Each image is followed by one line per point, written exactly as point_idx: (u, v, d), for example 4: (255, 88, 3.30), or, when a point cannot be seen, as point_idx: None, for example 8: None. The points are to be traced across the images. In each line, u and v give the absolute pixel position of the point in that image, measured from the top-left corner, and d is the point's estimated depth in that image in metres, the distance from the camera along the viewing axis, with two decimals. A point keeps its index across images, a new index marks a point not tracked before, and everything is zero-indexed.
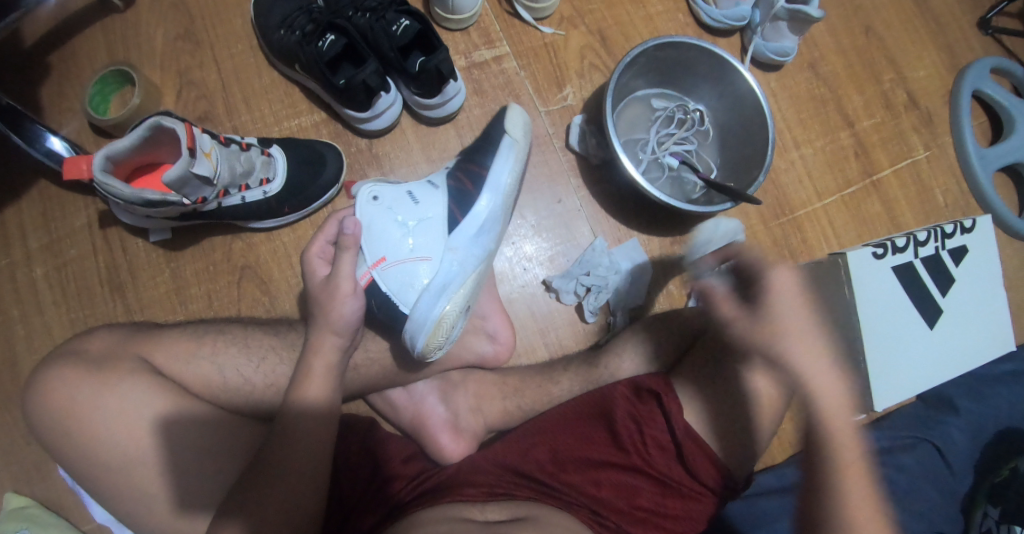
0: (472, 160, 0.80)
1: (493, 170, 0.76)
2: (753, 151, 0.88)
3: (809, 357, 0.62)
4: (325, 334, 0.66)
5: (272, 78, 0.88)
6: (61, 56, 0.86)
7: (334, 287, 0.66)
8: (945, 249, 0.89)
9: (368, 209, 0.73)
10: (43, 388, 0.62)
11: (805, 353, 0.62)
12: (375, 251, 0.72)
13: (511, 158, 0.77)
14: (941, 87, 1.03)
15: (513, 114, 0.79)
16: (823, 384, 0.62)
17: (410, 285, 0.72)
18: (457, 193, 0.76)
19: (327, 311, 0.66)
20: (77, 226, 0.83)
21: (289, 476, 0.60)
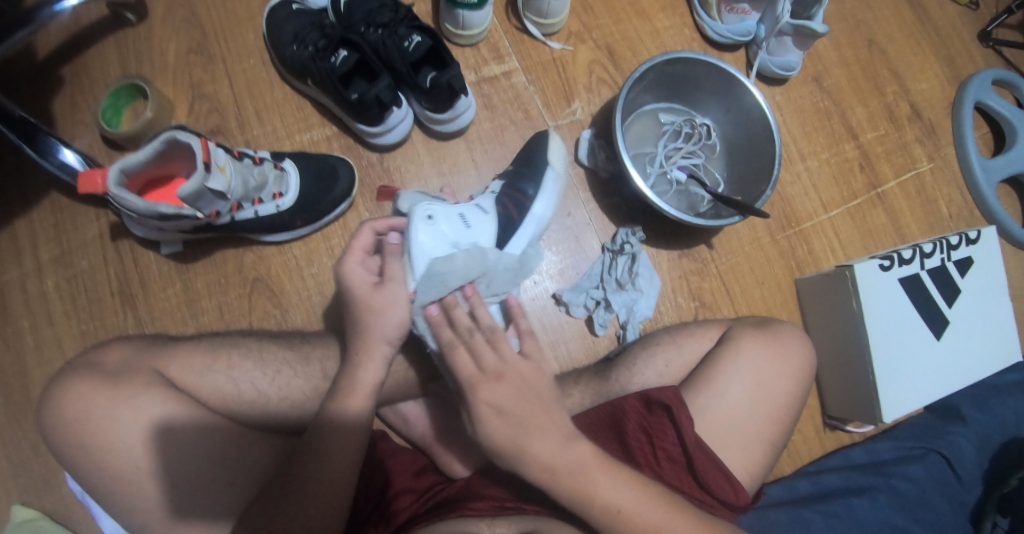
0: (517, 185, 0.83)
1: (538, 201, 0.83)
2: (761, 165, 0.89)
3: (560, 465, 0.59)
4: (377, 344, 0.64)
5: (284, 92, 0.89)
6: (74, 68, 0.87)
7: (389, 295, 0.64)
8: (951, 260, 0.89)
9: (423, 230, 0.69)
10: (57, 399, 0.62)
11: (550, 452, 0.59)
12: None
13: (554, 191, 0.85)
14: (944, 99, 1.05)
15: (553, 146, 0.87)
16: (549, 470, 0.59)
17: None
18: (505, 219, 0.80)
19: (378, 320, 0.64)
20: (88, 238, 0.83)
21: (311, 494, 0.60)
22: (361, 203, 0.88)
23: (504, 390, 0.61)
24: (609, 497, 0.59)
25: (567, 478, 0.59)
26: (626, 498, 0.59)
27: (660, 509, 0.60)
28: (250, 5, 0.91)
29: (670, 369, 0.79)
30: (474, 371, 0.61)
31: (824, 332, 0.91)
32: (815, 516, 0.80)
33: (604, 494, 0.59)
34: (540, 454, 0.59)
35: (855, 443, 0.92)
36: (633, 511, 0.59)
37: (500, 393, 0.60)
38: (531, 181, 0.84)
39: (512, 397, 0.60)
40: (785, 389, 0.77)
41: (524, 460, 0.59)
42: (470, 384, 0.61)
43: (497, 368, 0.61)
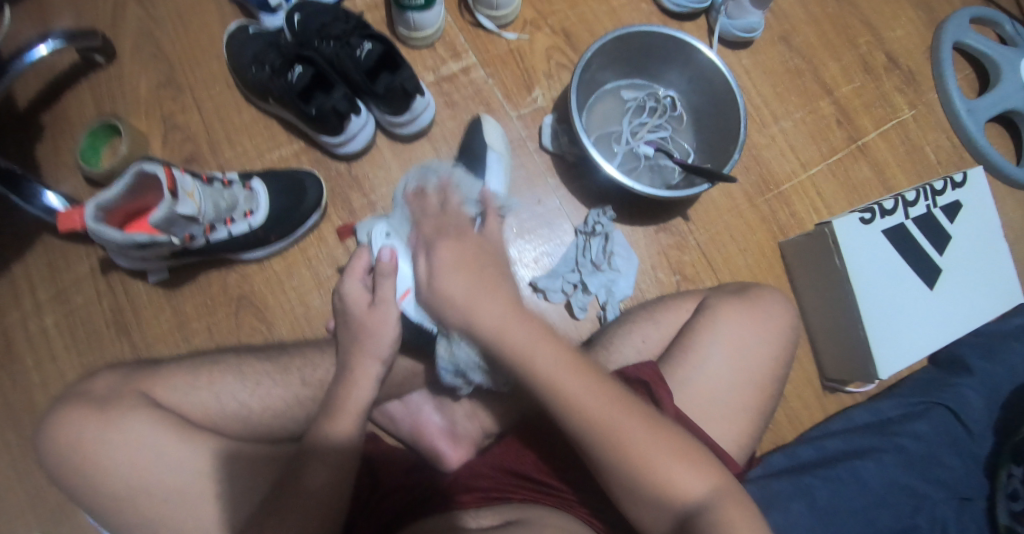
0: (465, 174, 0.85)
1: (485, 187, 0.85)
2: (728, 131, 0.88)
3: (541, 359, 0.59)
4: (366, 359, 0.68)
5: (251, 114, 0.92)
6: (56, 115, 0.91)
7: (382, 314, 0.70)
8: (937, 207, 0.86)
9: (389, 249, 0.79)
10: (53, 428, 0.65)
11: (528, 341, 0.60)
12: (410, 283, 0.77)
13: (498, 171, 0.87)
14: (921, 43, 1.01)
15: (489, 125, 0.90)
16: (528, 353, 0.60)
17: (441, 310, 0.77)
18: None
19: (373, 339, 0.68)
20: (80, 274, 0.87)
21: (311, 507, 0.59)
22: (334, 214, 0.90)
23: (469, 288, 0.63)
24: (579, 388, 0.58)
25: (552, 374, 0.59)
26: (590, 393, 0.58)
27: (615, 407, 0.58)
28: (212, 34, 0.94)
29: (648, 344, 0.79)
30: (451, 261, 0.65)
31: (813, 293, 0.89)
32: (816, 482, 0.78)
33: (572, 387, 0.58)
34: (526, 352, 0.60)
35: (856, 405, 0.89)
36: (600, 401, 0.58)
37: (471, 293, 0.63)
38: (475, 171, 0.86)
39: (475, 294, 0.62)
40: (766, 352, 0.75)
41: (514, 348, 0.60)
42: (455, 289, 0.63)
43: (470, 264, 0.64)
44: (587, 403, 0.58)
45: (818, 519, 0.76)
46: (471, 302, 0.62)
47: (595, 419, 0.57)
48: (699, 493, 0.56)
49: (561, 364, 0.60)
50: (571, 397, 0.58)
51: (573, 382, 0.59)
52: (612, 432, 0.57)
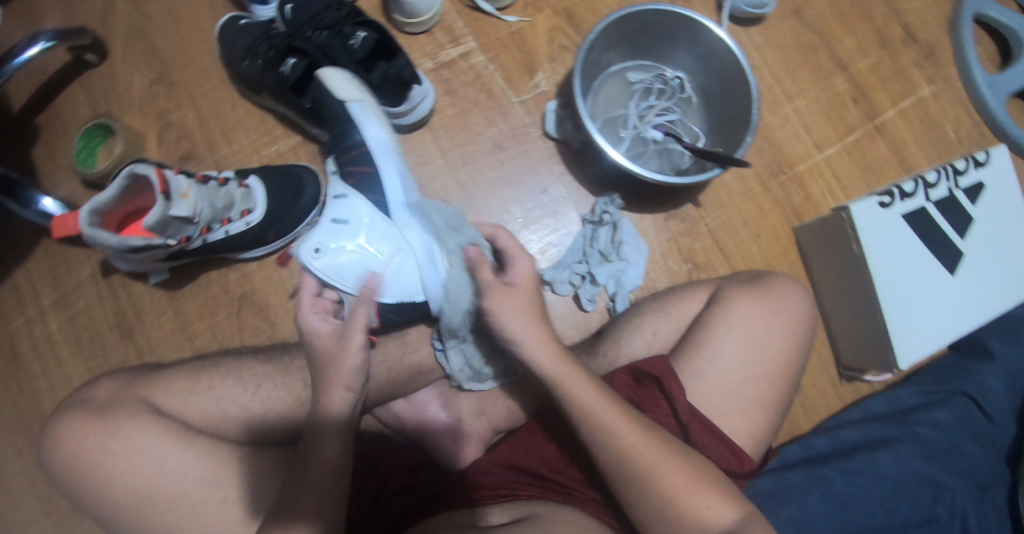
0: (347, 136, 0.76)
1: (371, 138, 0.74)
2: (739, 112, 0.84)
3: (635, 447, 0.58)
4: (336, 389, 0.61)
5: (246, 108, 0.89)
6: (49, 117, 0.89)
7: (346, 339, 0.61)
8: (959, 188, 0.83)
9: (325, 264, 0.70)
10: (56, 437, 0.65)
11: (617, 425, 0.59)
12: (354, 277, 0.70)
13: (376, 120, 0.75)
14: (939, 16, 0.97)
15: (329, 76, 0.76)
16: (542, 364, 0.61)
17: (407, 276, 0.72)
18: (362, 180, 0.74)
19: (335, 366, 0.61)
20: (80, 277, 0.85)
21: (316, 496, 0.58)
22: None
23: (523, 320, 0.62)
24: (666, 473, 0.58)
25: (642, 460, 0.58)
26: (604, 406, 0.60)
27: (708, 496, 0.58)
28: (204, 25, 0.90)
29: (659, 337, 0.76)
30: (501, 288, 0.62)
31: (830, 279, 0.86)
32: (833, 474, 0.77)
33: (582, 395, 0.60)
34: (615, 434, 0.59)
35: (874, 393, 0.87)
36: (689, 494, 0.57)
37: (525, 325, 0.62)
38: (349, 129, 0.76)
39: (526, 322, 0.62)
40: (781, 344, 0.72)
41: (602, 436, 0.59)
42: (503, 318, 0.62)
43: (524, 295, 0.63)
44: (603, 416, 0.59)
45: (836, 511, 0.74)
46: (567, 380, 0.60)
47: (671, 502, 0.57)
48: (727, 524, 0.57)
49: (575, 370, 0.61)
50: (654, 480, 0.57)
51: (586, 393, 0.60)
52: (630, 457, 0.58)
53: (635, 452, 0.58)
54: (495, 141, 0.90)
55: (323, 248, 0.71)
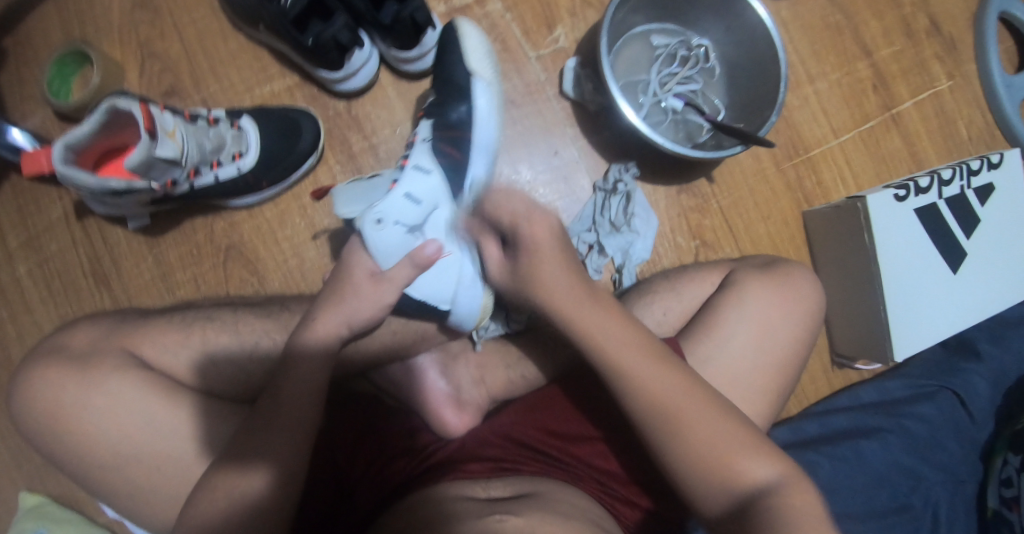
0: (446, 121, 0.71)
1: (479, 126, 0.71)
2: (765, 90, 0.81)
3: (716, 443, 0.56)
4: (334, 317, 0.61)
5: (238, 41, 0.81)
6: (15, 37, 0.79)
7: (377, 283, 0.62)
8: (971, 188, 0.82)
9: (383, 237, 0.63)
10: (27, 390, 0.60)
11: (690, 411, 0.57)
12: (396, 257, 0.65)
13: (489, 100, 0.71)
14: (965, 8, 0.94)
15: (467, 33, 0.73)
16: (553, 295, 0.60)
17: (446, 283, 0.68)
18: (450, 167, 0.70)
19: (353, 298, 0.62)
20: (50, 218, 0.78)
21: (285, 434, 0.56)
22: (332, 158, 0.82)
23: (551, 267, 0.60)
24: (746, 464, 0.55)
25: (682, 417, 0.57)
26: (610, 337, 0.59)
27: (643, 358, 0.59)
28: None
29: (669, 317, 0.75)
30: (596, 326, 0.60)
31: (837, 269, 0.85)
32: (821, 460, 0.79)
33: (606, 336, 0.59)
34: (696, 425, 0.56)
35: (863, 381, 0.88)
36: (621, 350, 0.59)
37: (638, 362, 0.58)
38: (458, 104, 0.71)
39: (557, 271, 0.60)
40: (791, 331, 0.72)
41: (677, 423, 0.57)
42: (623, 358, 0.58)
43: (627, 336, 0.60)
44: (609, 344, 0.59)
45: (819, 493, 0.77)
46: (644, 375, 0.58)
47: (619, 369, 0.58)
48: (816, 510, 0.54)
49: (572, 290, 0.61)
50: (731, 471, 0.55)
51: (590, 317, 0.60)
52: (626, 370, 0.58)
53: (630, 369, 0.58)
54: (508, 98, 0.85)
55: (386, 220, 0.64)
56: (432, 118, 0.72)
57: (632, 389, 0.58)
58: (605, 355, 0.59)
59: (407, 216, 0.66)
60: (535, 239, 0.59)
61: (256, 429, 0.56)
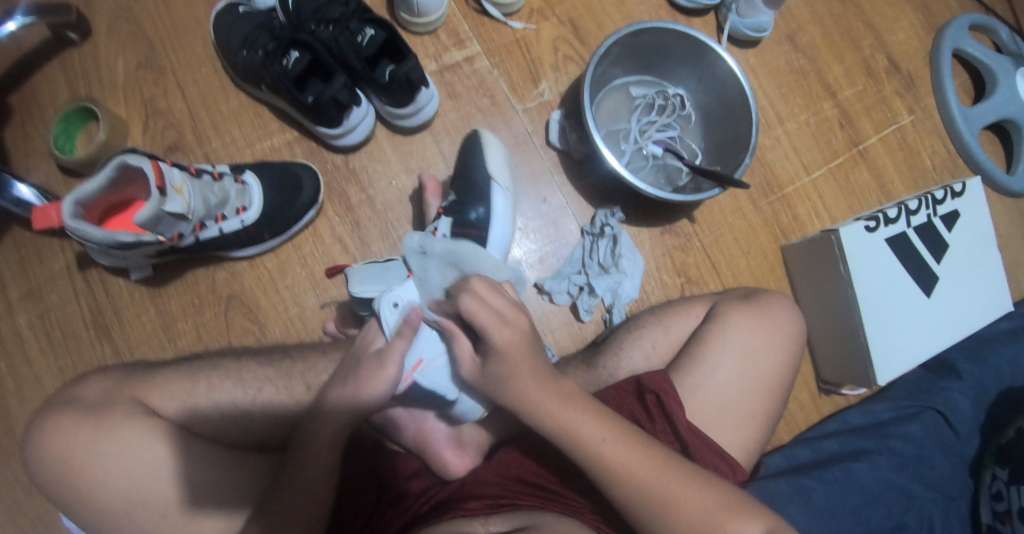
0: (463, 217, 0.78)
1: (497, 223, 0.80)
2: (737, 134, 0.87)
3: (697, 503, 0.56)
4: (346, 388, 0.61)
5: (240, 99, 0.85)
6: (23, 97, 0.82)
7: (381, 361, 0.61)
8: (937, 215, 0.88)
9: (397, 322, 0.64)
10: (37, 440, 0.60)
11: (626, 459, 0.57)
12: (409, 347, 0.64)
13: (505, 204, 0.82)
14: (920, 49, 1.03)
15: (488, 141, 0.84)
16: (527, 400, 0.59)
17: (454, 372, 0.66)
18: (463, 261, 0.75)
19: (360, 380, 0.61)
20: (53, 271, 0.80)
21: (302, 491, 0.59)
22: (331, 209, 0.85)
23: (521, 370, 0.59)
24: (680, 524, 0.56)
25: (712, 524, 0.55)
26: (604, 441, 0.58)
27: (653, 469, 0.57)
28: (196, 8, 0.86)
29: (657, 350, 0.78)
30: (541, 394, 0.59)
31: (814, 298, 0.90)
32: (815, 484, 0.80)
33: (586, 428, 0.58)
34: (680, 498, 0.56)
35: (850, 406, 0.91)
36: (599, 434, 0.58)
37: (559, 407, 0.59)
38: (477, 206, 0.79)
39: (526, 368, 0.59)
40: (776, 361, 0.76)
41: (640, 488, 0.56)
42: (547, 406, 0.59)
43: (547, 382, 0.60)
44: (586, 438, 0.58)
45: (815, 519, 0.78)
46: (627, 465, 0.57)
47: (628, 478, 0.57)
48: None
49: (522, 364, 0.59)
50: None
51: (552, 407, 0.58)
52: (641, 482, 0.57)
53: (628, 471, 0.57)
54: None
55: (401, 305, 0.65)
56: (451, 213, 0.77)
57: (618, 485, 0.57)
58: (545, 419, 0.58)
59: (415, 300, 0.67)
60: (501, 344, 0.59)
61: (281, 483, 0.59)
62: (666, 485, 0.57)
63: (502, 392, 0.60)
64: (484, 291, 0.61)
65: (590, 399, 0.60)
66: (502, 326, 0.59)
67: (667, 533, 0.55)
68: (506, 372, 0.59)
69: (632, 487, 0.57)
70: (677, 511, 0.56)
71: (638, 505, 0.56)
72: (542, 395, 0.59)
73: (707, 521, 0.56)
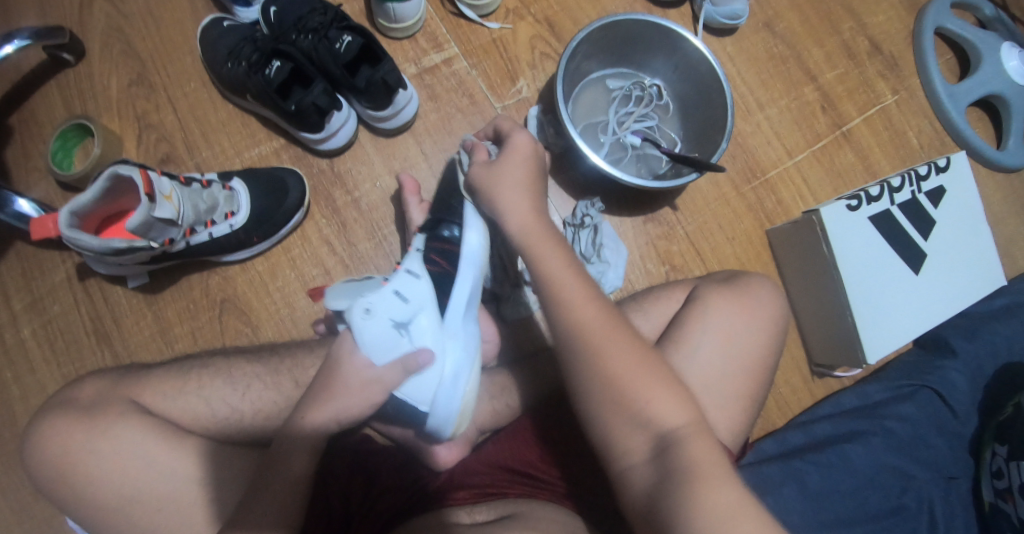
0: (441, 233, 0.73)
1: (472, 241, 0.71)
2: (714, 119, 0.87)
3: (632, 375, 0.56)
4: (320, 411, 0.60)
5: (228, 111, 0.88)
6: (24, 118, 0.87)
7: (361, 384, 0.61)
8: (922, 193, 0.87)
9: (370, 330, 0.62)
10: (35, 438, 0.63)
11: (591, 314, 0.58)
12: (382, 356, 0.62)
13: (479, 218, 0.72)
14: (901, 30, 1.02)
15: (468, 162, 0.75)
16: (530, 246, 0.61)
17: (428, 383, 0.66)
18: (440, 274, 0.70)
19: (333, 400, 0.60)
20: (55, 282, 0.84)
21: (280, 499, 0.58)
22: (317, 212, 0.88)
23: (523, 202, 0.63)
24: (628, 433, 0.55)
25: (636, 392, 0.55)
26: (584, 299, 0.59)
27: (609, 324, 0.58)
28: (185, 27, 0.90)
29: (641, 338, 0.78)
30: (551, 260, 0.60)
31: (801, 281, 0.90)
32: (808, 467, 0.79)
33: (569, 290, 0.59)
34: (615, 360, 0.56)
35: (844, 389, 0.90)
36: (575, 289, 0.59)
37: (546, 252, 0.61)
38: (452, 223, 0.74)
39: (525, 192, 0.64)
40: (760, 342, 0.75)
41: (600, 351, 0.56)
42: (543, 253, 0.61)
43: (567, 254, 0.61)
44: (561, 280, 0.59)
45: (808, 503, 0.77)
46: (588, 318, 0.58)
47: (583, 329, 0.57)
48: (672, 417, 0.55)
49: (538, 232, 0.62)
50: (646, 407, 0.55)
51: (553, 262, 0.60)
52: (593, 335, 0.57)
53: (587, 327, 0.57)
54: None
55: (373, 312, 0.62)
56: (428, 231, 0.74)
57: (575, 330, 0.58)
58: (542, 271, 0.60)
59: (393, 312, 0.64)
60: (513, 150, 0.66)
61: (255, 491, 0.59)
62: (611, 349, 0.57)
63: (498, 191, 0.64)
64: (521, 147, 0.67)
65: (611, 306, 0.60)
66: (522, 156, 0.66)
67: (597, 387, 0.56)
68: (511, 195, 0.63)
69: (587, 341, 0.57)
70: (612, 375, 0.56)
71: (581, 352, 0.57)
72: (547, 258, 0.60)
73: (633, 394, 0.55)
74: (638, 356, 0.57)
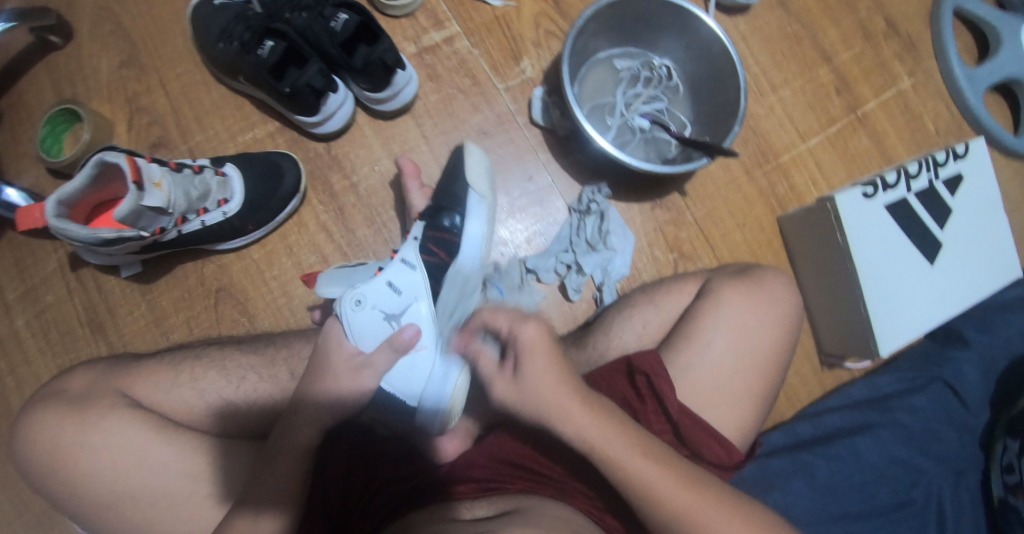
0: (439, 223, 0.78)
1: (470, 232, 0.80)
2: (726, 102, 0.84)
3: (722, 529, 0.56)
4: (321, 389, 0.62)
5: (221, 92, 0.85)
6: (10, 101, 0.84)
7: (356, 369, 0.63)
8: (939, 179, 0.84)
9: (360, 318, 0.67)
10: (27, 434, 0.62)
11: (656, 476, 0.56)
12: (370, 341, 0.67)
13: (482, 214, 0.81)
14: (920, 8, 0.98)
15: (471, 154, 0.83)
16: (564, 416, 0.56)
17: (418, 374, 0.71)
18: (435, 266, 0.76)
19: (329, 385, 0.62)
20: (47, 270, 0.82)
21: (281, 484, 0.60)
22: (314, 198, 0.85)
23: (548, 379, 0.57)
24: None
25: None
26: (632, 454, 0.56)
27: (681, 490, 0.56)
28: (174, 4, 0.86)
29: (649, 329, 0.77)
30: (578, 411, 0.56)
31: (813, 268, 0.87)
32: (818, 461, 0.78)
33: (617, 449, 0.56)
34: (701, 515, 0.56)
35: (855, 379, 0.88)
36: (632, 455, 0.56)
37: (581, 423, 0.56)
38: (453, 212, 0.79)
39: (547, 368, 0.57)
40: (770, 334, 0.73)
41: (685, 518, 0.56)
42: (582, 422, 0.57)
43: (591, 405, 0.57)
44: (609, 448, 0.56)
45: (815, 497, 0.76)
46: (650, 477, 0.56)
47: (660, 500, 0.56)
48: None
49: (562, 391, 0.57)
50: None
51: (587, 428, 0.56)
52: (668, 500, 0.56)
53: (658, 491, 0.56)
54: (481, 129, 0.88)
55: (364, 302, 0.68)
56: (425, 219, 0.78)
57: (642, 495, 0.56)
58: (581, 440, 0.56)
59: (385, 304, 0.70)
60: (528, 343, 0.57)
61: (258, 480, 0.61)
62: (687, 507, 0.56)
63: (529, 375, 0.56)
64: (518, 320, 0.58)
65: (639, 429, 0.59)
66: (531, 338, 0.57)
67: None
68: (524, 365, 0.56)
69: (659, 497, 0.56)
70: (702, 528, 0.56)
71: (665, 519, 0.56)
72: (587, 427, 0.56)
73: None
74: (712, 502, 0.57)
